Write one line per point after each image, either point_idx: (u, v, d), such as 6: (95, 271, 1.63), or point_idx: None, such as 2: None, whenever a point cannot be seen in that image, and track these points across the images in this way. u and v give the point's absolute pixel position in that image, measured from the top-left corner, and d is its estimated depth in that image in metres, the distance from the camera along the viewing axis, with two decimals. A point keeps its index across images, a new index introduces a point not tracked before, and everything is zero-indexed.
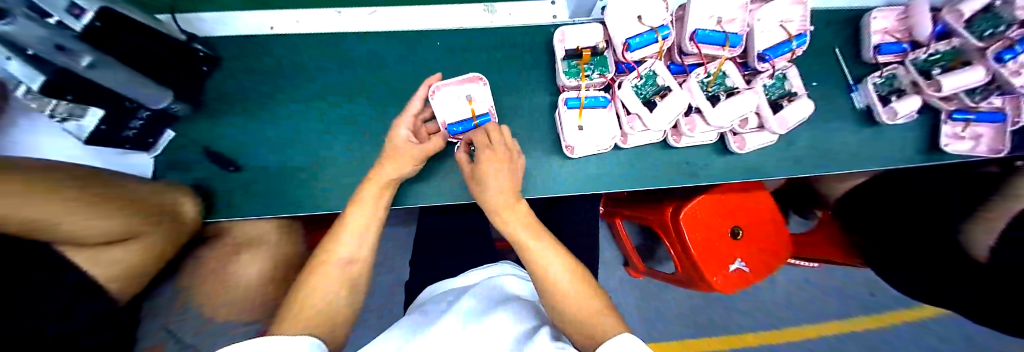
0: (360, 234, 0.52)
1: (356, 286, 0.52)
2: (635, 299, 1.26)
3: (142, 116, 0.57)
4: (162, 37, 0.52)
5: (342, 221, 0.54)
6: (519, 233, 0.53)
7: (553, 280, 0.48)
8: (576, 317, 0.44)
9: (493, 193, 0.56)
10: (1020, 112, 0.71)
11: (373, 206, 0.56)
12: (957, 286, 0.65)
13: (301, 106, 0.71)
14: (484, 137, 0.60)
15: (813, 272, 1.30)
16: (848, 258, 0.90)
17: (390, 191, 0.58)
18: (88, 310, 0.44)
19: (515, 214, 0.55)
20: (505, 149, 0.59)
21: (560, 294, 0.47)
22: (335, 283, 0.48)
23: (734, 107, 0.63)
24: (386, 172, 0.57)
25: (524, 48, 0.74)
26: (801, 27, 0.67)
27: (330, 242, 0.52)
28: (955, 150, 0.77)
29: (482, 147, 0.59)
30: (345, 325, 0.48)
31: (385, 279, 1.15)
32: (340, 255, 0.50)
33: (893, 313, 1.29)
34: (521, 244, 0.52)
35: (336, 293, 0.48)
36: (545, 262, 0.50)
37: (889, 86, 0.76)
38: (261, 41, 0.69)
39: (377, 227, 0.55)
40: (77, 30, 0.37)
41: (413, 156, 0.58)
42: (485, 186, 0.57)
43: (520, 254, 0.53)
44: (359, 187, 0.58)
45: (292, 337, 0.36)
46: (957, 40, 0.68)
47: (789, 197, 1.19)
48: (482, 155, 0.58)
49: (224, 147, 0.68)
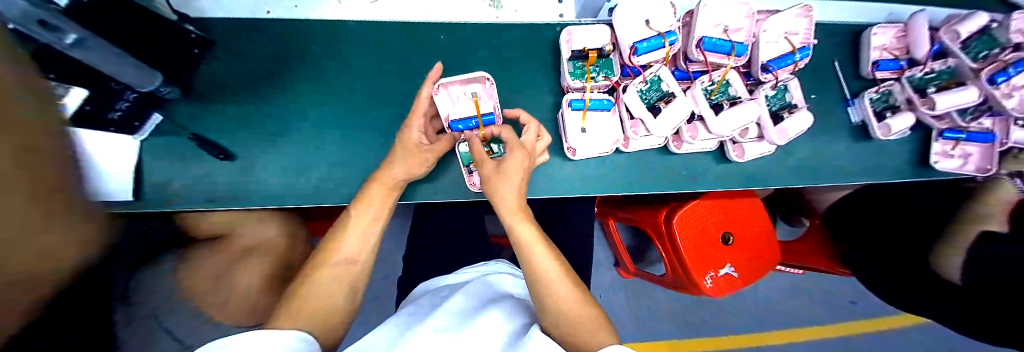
0: (365, 235, 0.51)
1: (356, 286, 0.50)
2: (626, 297, 1.29)
3: (128, 97, 0.54)
4: (154, 16, 0.49)
5: (344, 222, 0.52)
6: (524, 237, 0.51)
7: (554, 286, 0.47)
8: (572, 316, 0.45)
9: (506, 194, 0.54)
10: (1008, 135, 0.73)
11: (376, 207, 0.54)
12: (922, 295, 0.67)
13: (302, 92, 0.69)
14: (516, 135, 0.56)
15: (799, 279, 1.35)
16: (833, 266, 0.93)
17: (397, 192, 0.57)
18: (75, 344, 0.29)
19: (521, 217, 0.53)
20: (528, 148, 0.58)
21: (557, 301, 0.46)
22: (336, 282, 0.47)
23: (737, 116, 0.64)
24: (395, 173, 0.56)
25: (528, 46, 0.73)
26: (805, 40, 0.67)
27: (334, 239, 0.50)
28: (946, 167, 0.79)
29: (516, 146, 0.55)
30: (342, 324, 0.47)
31: (379, 273, 1.14)
32: (344, 254, 0.49)
33: (875, 320, 1.34)
34: (525, 250, 0.50)
35: (333, 292, 0.46)
36: (545, 265, 0.49)
37: (884, 102, 0.78)
38: (259, 26, 0.66)
39: (380, 227, 0.54)
40: (60, 6, 0.33)
41: (423, 158, 0.58)
42: (501, 186, 0.54)
43: (522, 258, 0.51)
44: (365, 185, 0.57)
45: (278, 330, 0.35)
46: (953, 61, 0.70)
47: (779, 206, 1.21)
48: (512, 154, 0.54)
49: (215, 133, 0.65)
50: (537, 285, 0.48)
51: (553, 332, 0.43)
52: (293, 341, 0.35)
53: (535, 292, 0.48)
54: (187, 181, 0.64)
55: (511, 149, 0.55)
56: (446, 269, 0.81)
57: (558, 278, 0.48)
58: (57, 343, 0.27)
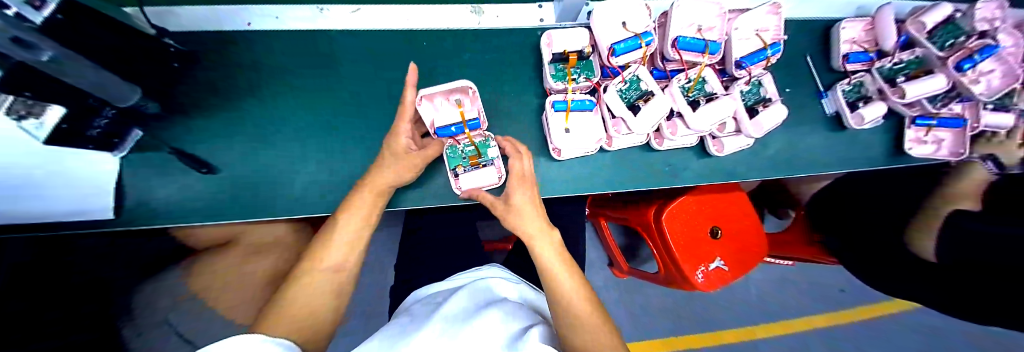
0: (352, 246, 0.51)
1: (339, 298, 0.49)
2: (619, 294, 1.30)
3: (108, 114, 0.52)
4: (122, 27, 0.48)
5: (331, 232, 0.51)
6: (554, 266, 0.53)
7: (574, 306, 0.49)
8: (582, 317, 0.47)
9: (529, 220, 0.57)
10: (979, 119, 0.75)
11: (362, 217, 0.54)
12: (895, 278, 0.71)
13: (288, 102, 0.69)
14: (518, 167, 0.62)
15: (788, 269, 1.38)
16: (818, 255, 0.95)
17: (384, 198, 0.58)
18: (75, 341, 0.42)
19: (549, 242, 0.56)
20: (531, 176, 0.63)
21: (579, 326, 0.46)
22: (324, 292, 0.47)
23: (714, 111, 0.65)
24: (384, 179, 0.57)
25: (511, 51, 0.75)
26: (775, 36, 0.70)
27: (320, 249, 0.49)
28: (920, 153, 0.81)
29: (518, 179, 0.61)
30: (327, 337, 0.46)
31: (372, 282, 1.14)
32: (329, 266, 0.48)
33: (866, 307, 1.36)
34: (553, 279, 0.52)
35: (323, 302, 0.46)
36: (569, 288, 0.51)
37: (857, 93, 0.80)
38: (240, 37, 0.67)
39: (367, 238, 0.54)
40: (37, 23, 0.33)
41: (412, 164, 0.59)
42: (519, 215, 0.58)
43: (548, 285, 0.53)
44: (353, 192, 0.57)
45: (246, 334, 0.28)
46: (921, 51, 0.73)
47: (764, 199, 1.24)
48: (516, 184, 0.60)
49: (199, 147, 0.65)
50: (560, 309, 0.49)
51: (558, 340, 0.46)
52: (266, 346, 0.29)
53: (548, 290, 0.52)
54: (171, 195, 0.63)
55: (514, 184, 0.61)
56: (437, 275, 0.81)
57: (578, 299, 0.50)
58: (54, 342, 0.41)
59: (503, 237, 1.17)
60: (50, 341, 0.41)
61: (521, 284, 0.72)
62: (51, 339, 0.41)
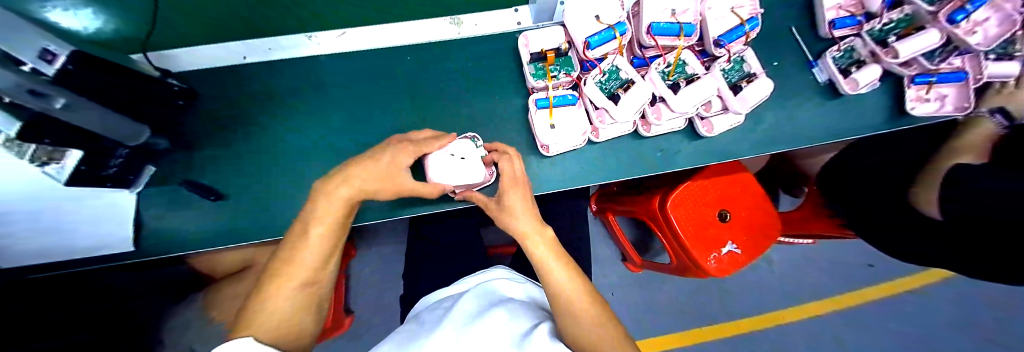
0: (321, 255, 0.51)
1: (318, 302, 0.51)
2: (633, 289, 1.28)
3: (121, 154, 0.57)
4: (127, 70, 0.52)
5: (302, 241, 0.50)
6: (548, 262, 0.54)
7: (572, 304, 0.48)
8: (580, 311, 0.47)
9: (523, 220, 0.58)
10: (981, 69, 0.71)
11: (331, 222, 0.52)
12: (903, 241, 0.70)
13: (287, 126, 0.73)
14: (506, 172, 0.61)
15: (809, 249, 1.32)
16: (836, 231, 0.91)
17: (353, 207, 0.55)
18: (75, 341, 0.39)
19: (543, 241, 0.56)
20: (516, 178, 0.61)
21: (575, 322, 0.46)
22: (298, 304, 0.47)
23: (696, 92, 0.66)
24: (342, 192, 0.53)
25: (492, 56, 0.77)
26: (752, 11, 0.70)
27: (291, 257, 0.49)
28: (923, 112, 0.76)
29: (507, 183, 0.60)
30: (310, 338, 0.49)
31: (383, 295, 1.16)
32: (301, 274, 0.49)
33: (899, 280, 1.29)
34: (548, 276, 0.52)
35: (298, 314, 0.47)
36: (565, 284, 0.51)
37: (850, 59, 0.77)
38: (238, 70, 0.72)
39: (341, 246, 0.55)
40: (49, 76, 0.36)
41: (398, 188, 0.57)
42: (510, 215, 0.59)
43: (544, 280, 0.53)
44: (316, 200, 0.54)
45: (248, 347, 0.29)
46: (910, 8, 0.70)
47: (773, 178, 1.21)
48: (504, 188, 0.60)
49: (206, 177, 0.69)
50: (560, 306, 0.49)
51: (560, 335, 0.45)
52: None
53: (546, 288, 0.52)
54: (186, 225, 0.67)
55: (506, 191, 0.60)
56: (443, 282, 0.83)
57: (575, 294, 0.50)
58: (54, 342, 0.38)
59: (506, 242, 1.17)
60: (49, 341, 0.37)
61: (526, 283, 0.73)
62: (50, 339, 0.38)
